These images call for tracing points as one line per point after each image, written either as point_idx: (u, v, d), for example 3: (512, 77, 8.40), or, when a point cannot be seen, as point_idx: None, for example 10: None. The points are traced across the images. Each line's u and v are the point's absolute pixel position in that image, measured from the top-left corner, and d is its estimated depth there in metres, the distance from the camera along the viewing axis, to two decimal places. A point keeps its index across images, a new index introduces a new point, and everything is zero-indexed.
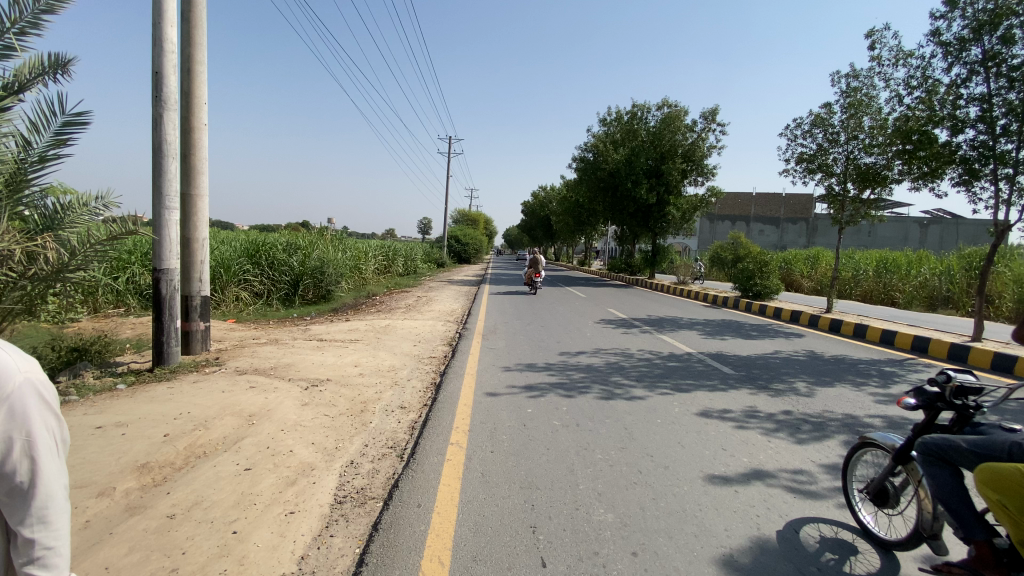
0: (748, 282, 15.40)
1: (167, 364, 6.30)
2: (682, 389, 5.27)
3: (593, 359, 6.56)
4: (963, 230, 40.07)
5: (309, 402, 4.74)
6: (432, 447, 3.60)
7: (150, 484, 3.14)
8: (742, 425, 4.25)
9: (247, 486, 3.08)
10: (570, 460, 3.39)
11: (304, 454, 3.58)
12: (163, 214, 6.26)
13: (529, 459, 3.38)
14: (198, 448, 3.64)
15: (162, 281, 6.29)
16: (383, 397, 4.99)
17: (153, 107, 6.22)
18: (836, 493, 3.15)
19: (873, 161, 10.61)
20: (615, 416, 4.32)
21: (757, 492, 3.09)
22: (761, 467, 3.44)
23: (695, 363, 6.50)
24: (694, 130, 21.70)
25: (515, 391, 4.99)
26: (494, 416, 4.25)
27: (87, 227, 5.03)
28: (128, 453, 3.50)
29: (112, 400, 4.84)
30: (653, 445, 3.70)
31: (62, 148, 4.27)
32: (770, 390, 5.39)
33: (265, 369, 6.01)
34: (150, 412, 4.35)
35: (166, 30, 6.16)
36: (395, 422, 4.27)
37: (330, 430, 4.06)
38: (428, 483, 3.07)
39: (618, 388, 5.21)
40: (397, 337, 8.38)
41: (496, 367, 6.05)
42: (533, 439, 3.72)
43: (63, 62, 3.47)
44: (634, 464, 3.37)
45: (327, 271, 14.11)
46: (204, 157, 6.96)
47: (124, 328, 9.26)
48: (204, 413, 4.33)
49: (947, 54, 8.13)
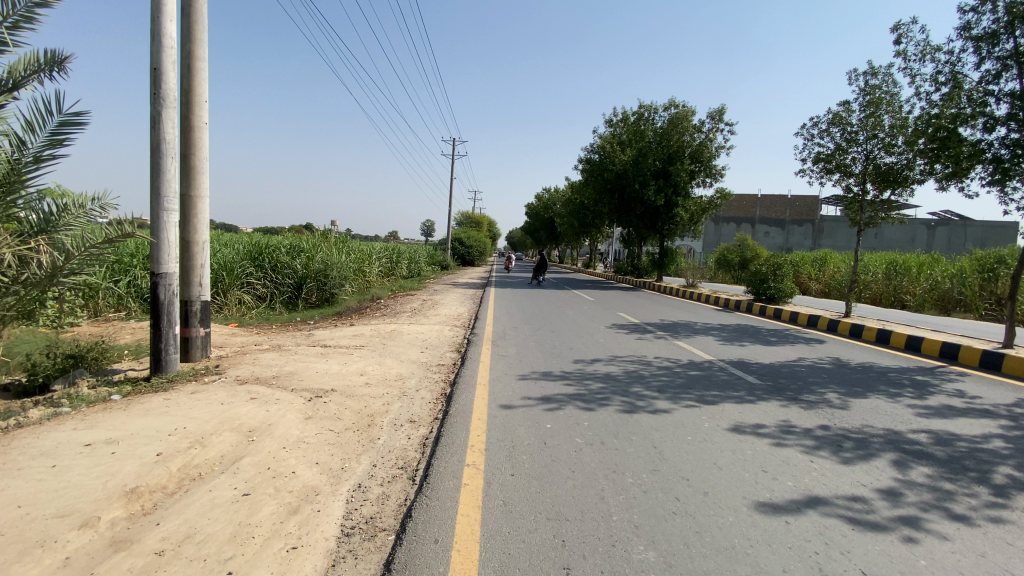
0: (761, 285, 15.04)
1: (165, 373, 6.03)
2: (708, 401, 4.96)
3: (610, 367, 6.24)
4: (970, 232, 39.79)
5: (313, 416, 4.45)
6: (447, 469, 3.30)
7: (138, 513, 2.86)
8: (780, 442, 3.95)
9: (244, 516, 2.80)
10: (599, 485, 3.09)
11: (308, 476, 3.30)
12: (161, 216, 6.01)
13: (554, 484, 3.08)
14: (192, 469, 3.36)
15: (159, 286, 6.02)
16: (390, 410, 4.69)
17: (151, 104, 5.96)
18: (899, 525, 2.85)
19: (894, 161, 10.28)
20: (641, 432, 4.00)
21: (811, 524, 2.78)
22: (811, 494, 3.13)
23: (717, 372, 6.17)
24: (702, 131, 21.32)
25: (531, 404, 4.67)
26: (511, 432, 3.94)
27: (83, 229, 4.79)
28: (117, 475, 3.23)
29: (103, 413, 4.57)
30: (687, 465, 3.40)
31: (57, 150, 4.36)
32: (801, 402, 5.08)
33: (265, 379, 5.73)
34: (144, 427, 4.08)
35: (165, 24, 5.92)
36: (405, 439, 3.97)
37: (334, 448, 3.76)
38: (445, 514, 2.77)
39: (640, 399, 4.89)
40: (404, 343, 8.07)
41: (509, 377, 5.74)
42: (557, 460, 3.41)
43: (58, 60, 4.11)
44: (669, 490, 3.07)
45: (331, 274, 13.86)
46: (205, 157, 6.71)
47: (123, 333, 9.02)
48: (200, 428, 4.05)
49: (978, 50, 7.80)
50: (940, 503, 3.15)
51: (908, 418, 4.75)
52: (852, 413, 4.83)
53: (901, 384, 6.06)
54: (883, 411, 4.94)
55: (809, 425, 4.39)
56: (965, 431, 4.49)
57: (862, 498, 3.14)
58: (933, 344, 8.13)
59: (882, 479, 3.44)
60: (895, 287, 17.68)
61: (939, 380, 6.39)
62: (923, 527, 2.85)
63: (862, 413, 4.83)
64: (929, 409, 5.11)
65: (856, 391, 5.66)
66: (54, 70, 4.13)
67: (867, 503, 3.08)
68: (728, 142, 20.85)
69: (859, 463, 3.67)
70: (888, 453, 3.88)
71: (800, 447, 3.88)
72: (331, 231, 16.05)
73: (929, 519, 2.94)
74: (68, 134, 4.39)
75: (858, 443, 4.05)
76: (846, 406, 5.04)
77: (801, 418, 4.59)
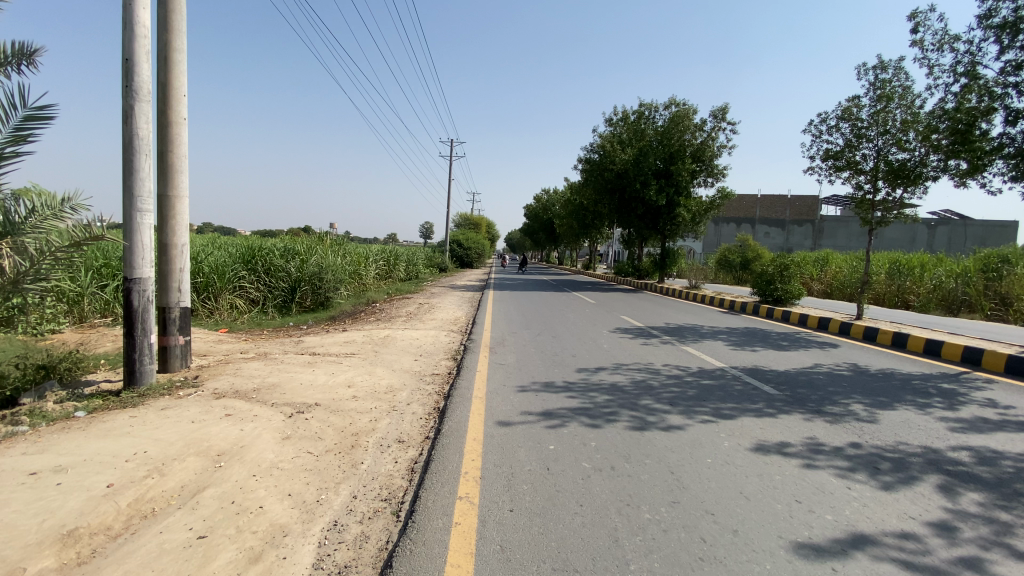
0: (768, 286, 14.61)
1: (139, 386, 5.61)
2: (724, 414, 4.55)
3: (616, 376, 5.81)
4: (970, 231, 39.54)
5: (291, 435, 4.04)
6: (437, 503, 2.89)
7: (72, 562, 2.44)
8: (810, 464, 3.55)
9: (196, 567, 2.38)
10: (612, 522, 2.67)
11: (278, 511, 2.88)
12: (135, 217, 5.60)
13: (560, 523, 2.66)
14: (146, 505, 2.95)
15: (133, 292, 5.60)
16: (377, 427, 4.27)
17: (123, 97, 5.54)
18: (962, 569, 2.44)
19: (908, 157, 9.88)
20: (655, 454, 3.59)
21: (863, 571, 2.36)
22: (855, 531, 2.71)
23: (731, 382, 5.74)
24: (703, 130, 20.84)
25: (531, 420, 4.24)
26: (510, 456, 3.52)
27: (56, 232, 4.23)
28: (56, 513, 2.81)
29: (60, 434, 4.14)
30: (711, 496, 2.99)
31: (19, 147, 3.84)
32: (826, 416, 4.66)
33: (245, 392, 5.28)
34: (100, 451, 3.66)
35: (138, 12, 5.51)
36: (391, 463, 3.55)
37: (311, 475, 3.34)
38: (431, 565, 2.35)
39: (650, 414, 4.47)
40: (397, 351, 7.64)
41: (507, 388, 5.30)
42: (562, 491, 2.99)
43: (28, 52, 3.69)
44: (694, 528, 2.65)
45: (326, 277, 13.43)
46: (184, 155, 6.30)
47: (105, 341, 8.59)
48: (164, 452, 3.63)
49: (999, 39, 7.42)
50: (1001, 538, 2.74)
51: (944, 434, 4.34)
52: (882, 427, 4.42)
53: (928, 393, 5.65)
54: (915, 425, 4.52)
55: (838, 443, 3.98)
56: (1008, 448, 4.09)
57: (914, 535, 2.73)
58: (954, 348, 7.71)
59: (931, 509, 3.04)
60: (898, 287, 17.32)
61: (966, 388, 5.95)
62: (988, 571, 2.44)
63: (893, 428, 4.42)
64: (964, 422, 4.69)
65: (882, 401, 5.23)
66: (23, 63, 3.72)
67: (922, 541, 2.67)
68: (729, 141, 20.38)
69: (902, 489, 3.26)
70: (931, 476, 3.48)
71: (833, 470, 3.47)
72: (327, 233, 15.71)
73: (994, 561, 2.53)
74: (32, 131, 3.88)
75: (896, 464, 3.64)
76: (874, 419, 4.63)
77: (828, 434, 4.17)
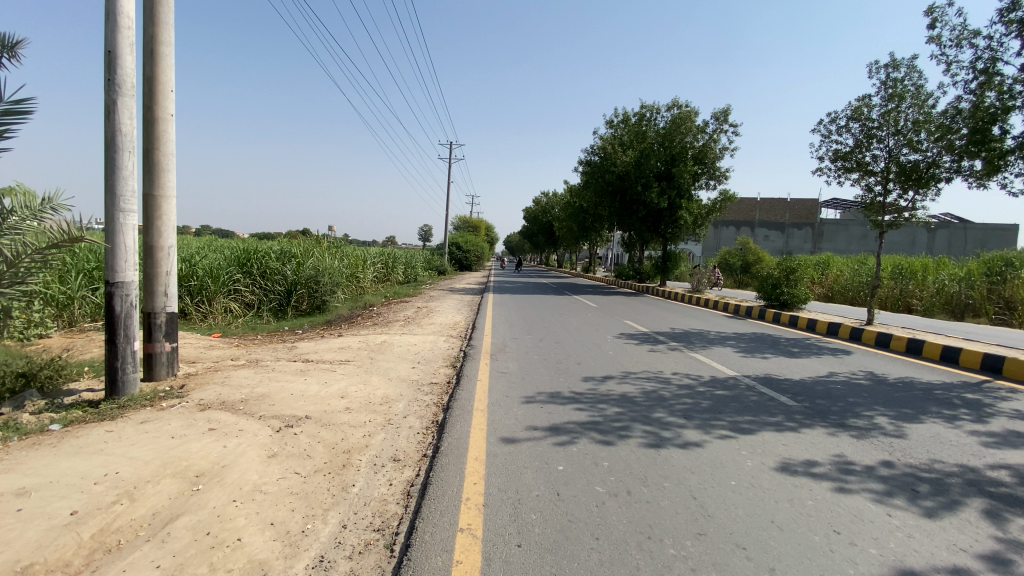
0: (774, 290, 14.32)
1: (121, 396, 5.29)
2: (743, 429, 4.25)
3: (624, 386, 5.51)
4: (970, 235, 39.33)
5: (278, 454, 3.72)
6: (435, 536, 2.59)
7: None
8: (843, 487, 3.25)
9: None
10: (633, 560, 2.37)
11: (258, 545, 2.58)
12: (117, 218, 5.30)
13: (574, 560, 2.36)
14: (113, 537, 2.64)
15: (115, 297, 5.29)
16: (371, 444, 3.96)
17: (106, 92, 5.25)
18: None
19: (919, 158, 9.62)
20: (674, 476, 3.28)
21: None
22: (903, 567, 2.42)
23: (746, 393, 5.44)
24: (705, 132, 20.59)
25: (537, 437, 3.94)
26: (516, 478, 3.22)
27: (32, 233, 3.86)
28: (10, 548, 2.51)
29: (29, 451, 3.84)
30: (740, 527, 2.69)
31: None
32: (851, 430, 4.36)
33: (232, 403, 4.97)
34: (69, 471, 3.35)
35: (122, 2, 5.22)
36: (385, 485, 3.25)
37: (297, 501, 3.03)
38: None
39: (664, 429, 4.17)
40: (394, 358, 7.33)
41: (511, 400, 4.99)
42: (574, 522, 2.69)
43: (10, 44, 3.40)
44: (726, 566, 2.35)
45: (323, 280, 13.07)
46: (171, 153, 6.00)
47: (92, 347, 8.26)
48: (139, 473, 3.33)
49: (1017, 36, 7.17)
50: None
51: (980, 451, 4.04)
52: (913, 443, 4.12)
53: (954, 404, 5.35)
54: (947, 441, 4.22)
55: (869, 462, 3.69)
56: None
57: (969, 571, 2.44)
58: (973, 355, 7.41)
59: (981, 538, 2.74)
60: (901, 290, 17.11)
61: (991, 399, 5.65)
62: None
63: (925, 444, 4.11)
64: (998, 437, 4.39)
65: (907, 414, 4.93)
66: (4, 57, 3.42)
67: None
68: (732, 143, 20.14)
69: (946, 515, 2.96)
70: (975, 500, 3.18)
71: (868, 494, 3.17)
72: (325, 236, 15.39)
73: None
74: (10, 125, 3.52)
75: (935, 486, 3.34)
76: (902, 434, 4.33)
77: (856, 451, 3.87)
